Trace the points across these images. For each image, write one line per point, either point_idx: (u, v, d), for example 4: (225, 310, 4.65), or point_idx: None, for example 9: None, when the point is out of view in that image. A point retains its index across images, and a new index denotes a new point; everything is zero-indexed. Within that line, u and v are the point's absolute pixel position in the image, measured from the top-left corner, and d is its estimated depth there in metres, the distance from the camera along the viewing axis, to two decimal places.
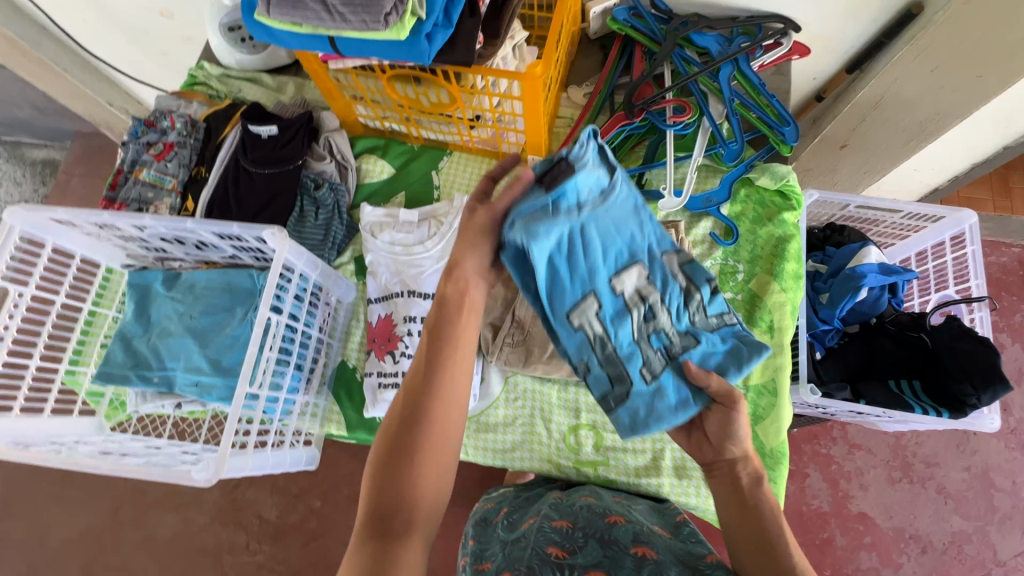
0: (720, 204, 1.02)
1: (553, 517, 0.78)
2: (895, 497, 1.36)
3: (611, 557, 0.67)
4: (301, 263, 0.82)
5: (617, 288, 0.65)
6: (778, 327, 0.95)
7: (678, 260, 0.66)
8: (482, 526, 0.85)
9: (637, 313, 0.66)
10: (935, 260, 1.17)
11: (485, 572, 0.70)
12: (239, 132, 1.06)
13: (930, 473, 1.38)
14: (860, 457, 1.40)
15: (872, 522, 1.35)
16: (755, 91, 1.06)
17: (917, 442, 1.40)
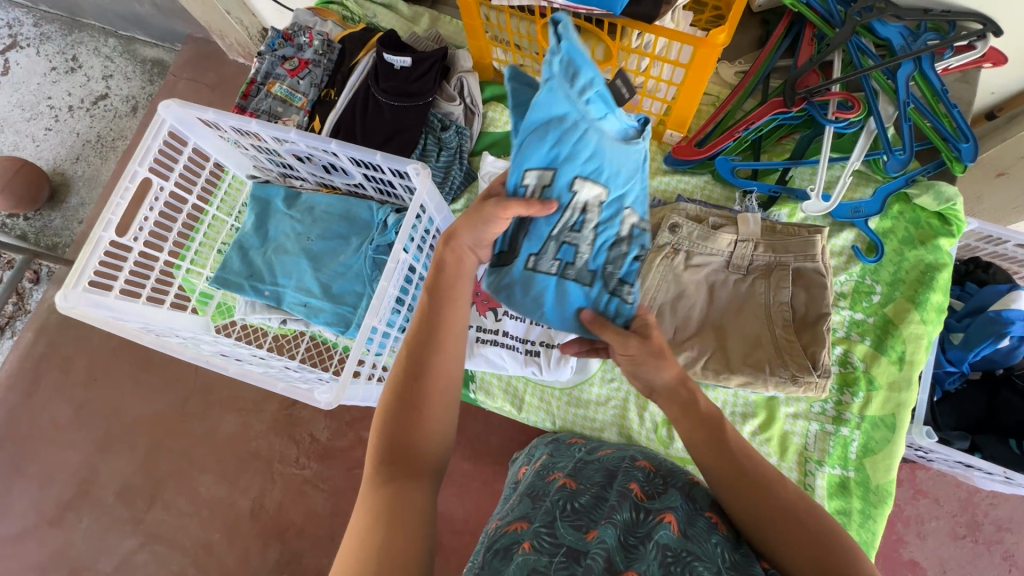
0: (868, 216, 0.93)
1: (636, 457, 0.73)
2: (953, 553, 1.29)
3: (687, 511, 0.60)
4: (432, 206, 0.81)
5: (574, 186, 0.60)
6: (909, 360, 0.87)
7: (633, 219, 0.64)
8: (555, 446, 0.85)
9: (568, 217, 0.62)
10: None
11: (555, 480, 0.71)
12: (374, 58, 1.04)
13: (998, 537, 1.28)
14: (924, 504, 1.32)
15: (921, 572, 1.28)
16: (935, 97, 0.95)
17: (991, 503, 1.30)
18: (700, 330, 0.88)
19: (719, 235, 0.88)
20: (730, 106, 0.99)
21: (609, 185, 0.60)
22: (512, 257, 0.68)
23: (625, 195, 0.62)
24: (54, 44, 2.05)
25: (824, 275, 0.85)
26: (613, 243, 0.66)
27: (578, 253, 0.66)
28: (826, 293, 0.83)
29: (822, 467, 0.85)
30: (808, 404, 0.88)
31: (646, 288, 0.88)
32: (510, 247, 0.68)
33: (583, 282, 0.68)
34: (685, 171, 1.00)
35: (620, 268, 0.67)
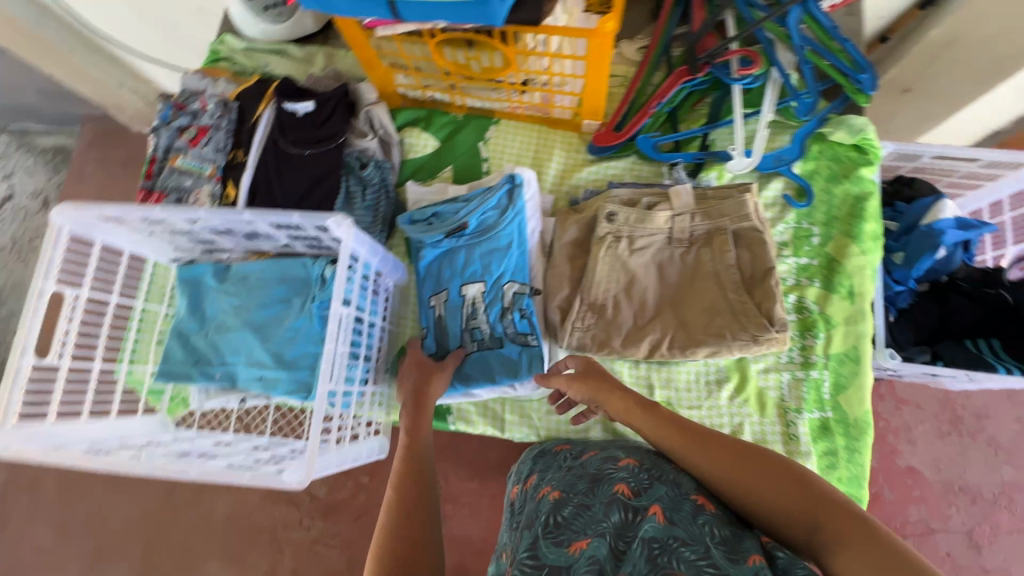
0: (791, 162, 0.96)
1: (620, 454, 0.70)
2: (943, 451, 1.35)
3: (671, 498, 0.58)
4: (365, 251, 0.79)
5: (462, 290, 0.90)
6: (858, 292, 0.90)
7: (513, 288, 0.88)
8: (543, 459, 0.82)
9: (467, 310, 0.89)
10: (1012, 211, 1.10)
11: (541, 498, 0.68)
12: (275, 110, 1.01)
13: (980, 426, 1.35)
14: (908, 412, 1.38)
15: (920, 477, 1.34)
16: (827, 35, 0.98)
17: (967, 396, 1.37)
18: (658, 310, 0.88)
19: (656, 214, 0.89)
20: (639, 84, 1.00)
21: (485, 278, 0.89)
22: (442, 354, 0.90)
23: (501, 275, 0.88)
24: None
25: (762, 230, 0.86)
26: (502, 311, 0.87)
27: (483, 330, 0.88)
28: (767, 248, 0.85)
29: (802, 414, 0.87)
30: (777, 356, 0.90)
31: (597, 282, 0.88)
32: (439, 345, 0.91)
33: (496, 349, 0.88)
34: (611, 156, 1.00)
35: (513, 329, 0.86)
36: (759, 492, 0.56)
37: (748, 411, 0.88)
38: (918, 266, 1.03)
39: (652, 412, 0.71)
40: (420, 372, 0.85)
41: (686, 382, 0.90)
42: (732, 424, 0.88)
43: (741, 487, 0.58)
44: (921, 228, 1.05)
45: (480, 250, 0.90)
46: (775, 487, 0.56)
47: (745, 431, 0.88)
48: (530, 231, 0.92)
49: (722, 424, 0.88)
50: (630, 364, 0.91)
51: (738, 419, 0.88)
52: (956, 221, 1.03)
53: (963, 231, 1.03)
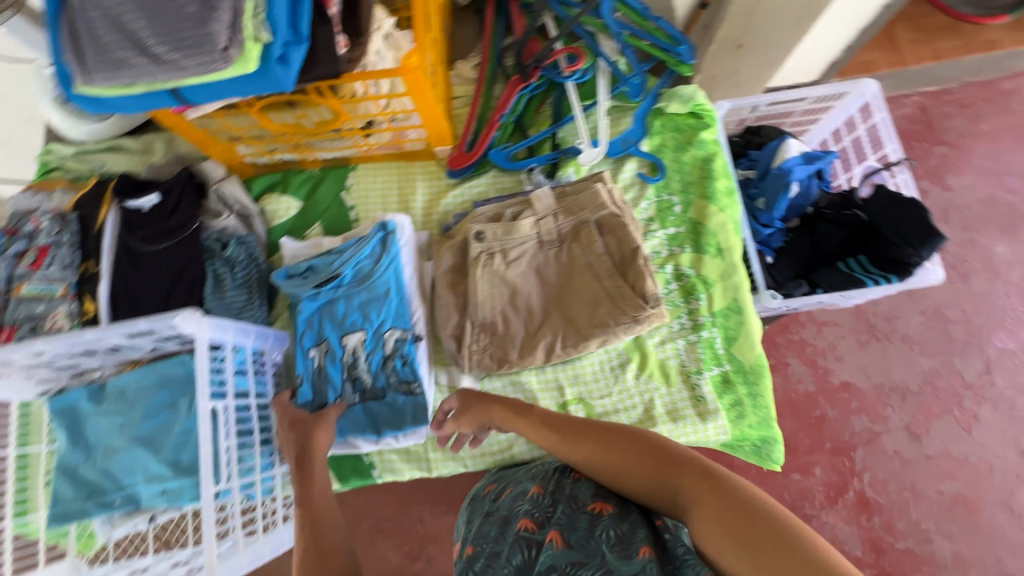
0: (638, 142, 1.00)
1: (528, 486, 0.73)
2: (867, 358, 1.44)
3: (567, 517, 0.61)
4: (231, 335, 0.75)
5: (344, 342, 0.89)
6: (726, 248, 0.95)
7: (394, 335, 0.88)
8: (477, 504, 0.80)
9: (349, 361, 0.89)
10: (850, 135, 1.20)
11: (462, 557, 0.69)
12: (119, 212, 0.96)
13: (892, 326, 1.46)
14: (830, 331, 1.47)
15: (855, 388, 1.42)
16: (641, 17, 1.03)
17: (874, 302, 1.47)
18: (545, 313, 0.90)
19: (520, 223, 0.90)
20: (480, 100, 1.02)
21: (366, 327, 0.89)
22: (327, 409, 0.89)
23: (380, 325, 0.88)
24: None
25: (621, 215, 0.90)
26: (384, 363, 0.88)
27: (367, 382, 0.88)
28: (629, 230, 0.88)
29: (702, 374, 0.91)
30: (668, 326, 0.94)
31: (481, 302, 0.89)
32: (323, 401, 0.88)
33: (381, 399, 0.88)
34: (471, 176, 1.01)
35: (395, 378, 0.87)
36: (632, 475, 0.60)
37: (655, 385, 0.91)
38: (780, 205, 1.10)
39: (531, 418, 0.74)
40: (300, 428, 0.78)
41: (592, 374, 0.92)
42: (643, 402, 0.91)
43: (619, 475, 0.61)
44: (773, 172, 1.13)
45: (360, 301, 0.90)
46: (647, 465, 0.59)
47: (658, 405, 0.91)
48: (408, 275, 0.92)
49: (635, 404, 0.91)
50: (536, 371, 0.93)
51: (649, 395, 0.91)
52: (801, 158, 1.12)
53: (809, 166, 1.12)
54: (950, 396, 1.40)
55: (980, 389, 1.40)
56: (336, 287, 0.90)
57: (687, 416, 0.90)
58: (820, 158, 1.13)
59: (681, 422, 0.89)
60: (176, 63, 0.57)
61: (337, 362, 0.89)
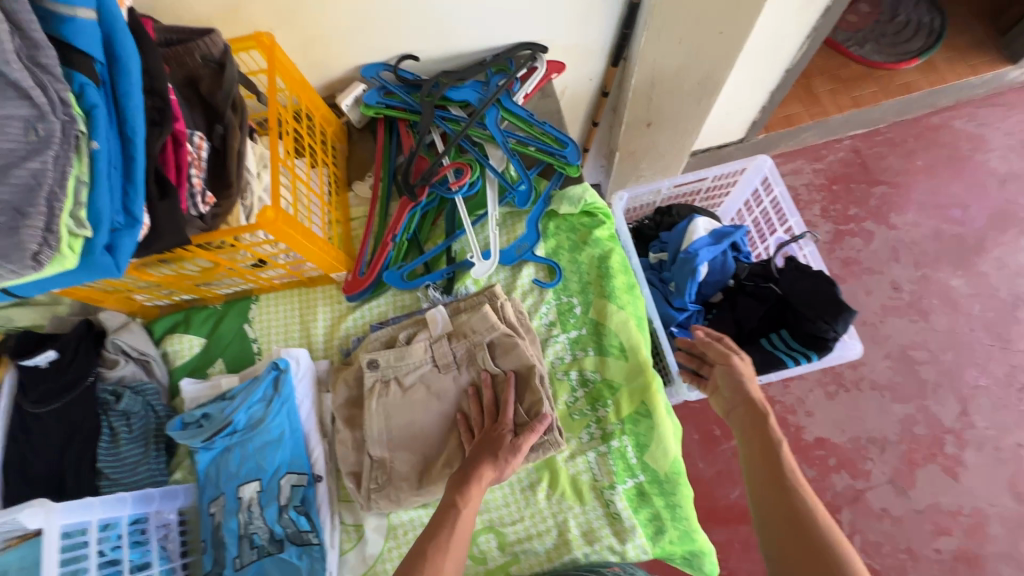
0: (533, 247, 1.00)
1: None
2: (839, 410, 1.36)
3: None
4: (97, 513, 0.73)
5: (239, 492, 0.88)
6: (628, 347, 0.93)
7: (291, 481, 0.87)
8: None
9: (244, 515, 0.86)
10: (759, 207, 1.20)
11: None
12: (14, 373, 0.95)
13: (858, 373, 1.39)
14: (796, 386, 1.39)
15: (831, 444, 1.34)
16: (527, 123, 1.04)
17: None
18: (444, 439, 0.87)
19: (412, 347, 0.89)
20: (375, 222, 1.04)
21: (261, 475, 0.88)
22: (220, 568, 0.85)
23: (277, 470, 0.88)
24: None
25: (512, 333, 0.88)
26: (280, 513, 0.86)
27: (263, 535, 0.85)
28: (520, 348, 0.87)
29: (616, 489, 0.86)
30: (576, 438, 0.90)
31: (377, 435, 0.86)
32: (216, 562, 0.85)
33: (277, 554, 0.84)
34: (370, 297, 1.01)
35: (292, 529, 0.85)
36: (786, 533, 0.66)
37: (567, 504, 0.86)
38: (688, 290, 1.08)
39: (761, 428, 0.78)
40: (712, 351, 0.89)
41: (502, 498, 0.87)
42: (557, 525, 0.86)
43: (773, 521, 0.68)
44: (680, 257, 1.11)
45: (254, 448, 0.89)
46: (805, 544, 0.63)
47: (572, 526, 0.85)
48: (304, 416, 0.92)
49: (549, 527, 0.86)
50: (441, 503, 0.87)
51: (562, 516, 0.86)
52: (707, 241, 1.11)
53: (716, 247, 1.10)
54: (932, 443, 1.32)
55: (961, 431, 1.32)
56: (230, 434, 0.90)
57: (604, 536, 0.84)
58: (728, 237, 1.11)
59: (598, 543, 0.83)
60: None
61: (232, 515, 0.86)
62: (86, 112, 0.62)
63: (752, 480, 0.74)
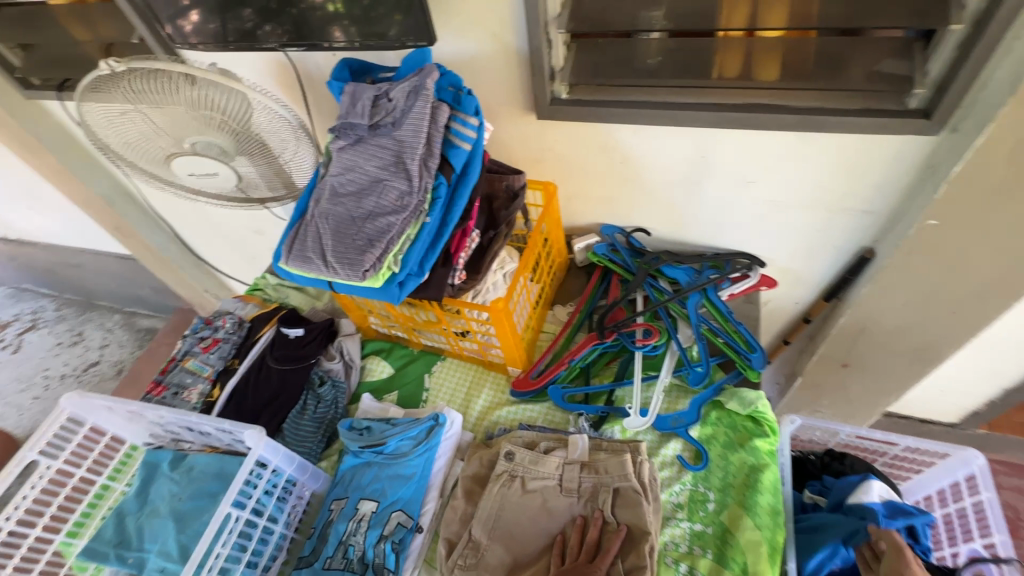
0: (689, 425, 1.04)
1: None
2: None
3: None
4: (276, 459, 0.92)
5: (358, 503, 1.00)
6: (752, 573, 0.86)
7: (398, 517, 0.97)
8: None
9: (352, 525, 0.98)
10: (956, 504, 1.04)
11: None
12: (273, 332, 1.28)
13: None
14: None
15: None
16: (724, 318, 1.13)
17: None
18: (539, 555, 0.91)
19: (547, 458, 0.97)
20: (560, 342, 1.20)
21: (380, 499, 1.00)
22: (314, 559, 0.96)
23: (393, 502, 0.99)
24: (67, 323, 2.64)
25: (641, 492, 0.90)
26: (378, 540, 0.95)
27: (356, 551, 0.95)
28: (642, 509, 0.88)
29: None
30: None
31: (484, 519, 0.94)
32: (313, 551, 0.98)
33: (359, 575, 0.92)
34: (529, 399, 1.14)
35: (379, 560, 0.93)
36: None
37: None
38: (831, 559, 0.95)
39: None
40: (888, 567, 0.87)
41: None
42: None
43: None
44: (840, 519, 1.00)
45: (386, 473, 1.03)
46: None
47: None
48: (435, 468, 1.04)
49: None
50: None
51: None
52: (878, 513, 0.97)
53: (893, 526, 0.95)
54: None
55: None
56: (377, 451, 1.06)
57: None
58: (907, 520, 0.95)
59: None
60: (336, 268, 0.86)
61: (344, 520, 0.99)
62: (433, 198, 0.91)
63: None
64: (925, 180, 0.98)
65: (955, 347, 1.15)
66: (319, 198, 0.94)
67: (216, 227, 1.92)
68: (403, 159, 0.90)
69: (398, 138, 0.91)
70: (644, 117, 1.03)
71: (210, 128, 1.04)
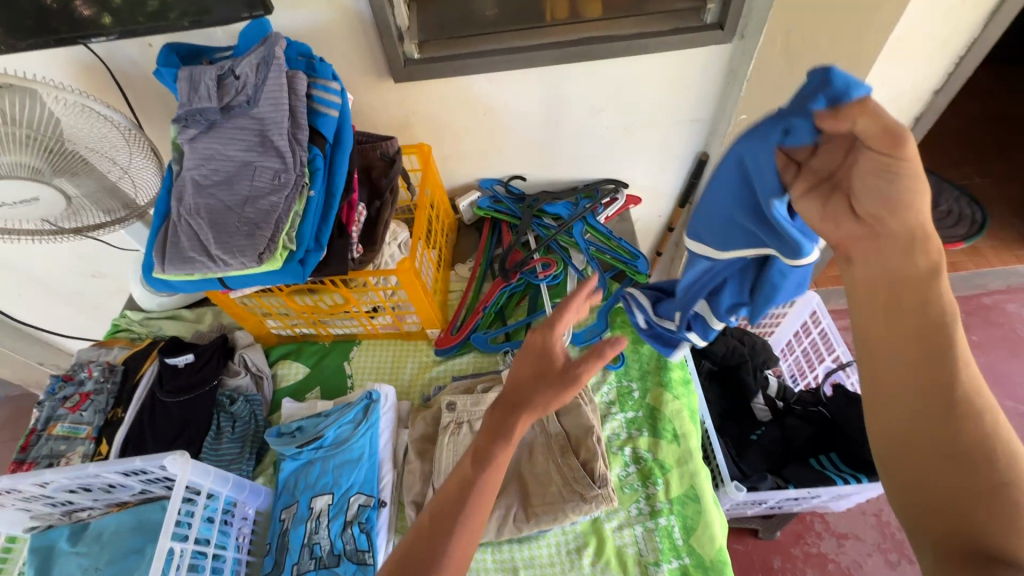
0: (602, 333, 1.15)
1: None
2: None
3: None
4: (209, 481, 0.84)
5: (310, 502, 0.96)
6: (681, 433, 1.01)
7: (359, 499, 0.96)
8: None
9: (311, 524, 0.94)
10: (808, 338, 1.33)
11: None
12: (156, 367, 1.14)
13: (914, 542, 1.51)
14: (851, 547, 1.53)
15: None
16: (606, 237, 1.27)
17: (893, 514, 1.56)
18: (505, 483, 0.94)
19: (488, 396, 1.02)
20: (470, 296, 1.24)
21: (334, 490, 0.97)
22: (280, 571, 0.91)
23: (349, 488, 0.97)
24: None
25: (578, 397, 0.99)
26: (345, 528, 0.93)
27: (324, 547, 0.92)
28: (582, 410, 0.97)
29: (660, 566, 0.89)
30: (625, 509, 0.95)
31: (444, 470, 0.96)
32: (276, 565, 0.92)
33: (334, 567, 0.90)
34: (455, 354, 1.17)
35: (352, 545, 0.91)
36: (874, 423, 0.55)
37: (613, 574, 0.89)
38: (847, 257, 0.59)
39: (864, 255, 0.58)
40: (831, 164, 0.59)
41: (548, 556, 0.91)
42: None
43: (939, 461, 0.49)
44: (722, 201, 0.74)
45: (332, 465, 1.00)
46: (966, 503, 0.47)
47: None
48: (382, 443, 1.03)
49: None
50: (492, 550, 0.92)
51: None
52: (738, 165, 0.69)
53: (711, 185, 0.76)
54: None
55: None
56: (316, 447, 1.02)
57: None
58: (773, 147, 0.63)
59: None
60: (224, 260, 0.80)
61: (301, 523, 0.94)
62: (312, 171, 0.88)
63: (868, 336, 0.57)
64: (731, 84, 1.18)
65: None
66: (180, 195, 0.86)
67: (36, 283, 1.61)
68: (268, 136, 0.86)
69: (257, 115, 0.86)
70: (496, 64, 1.09)
71: (13, 145, 0.88)
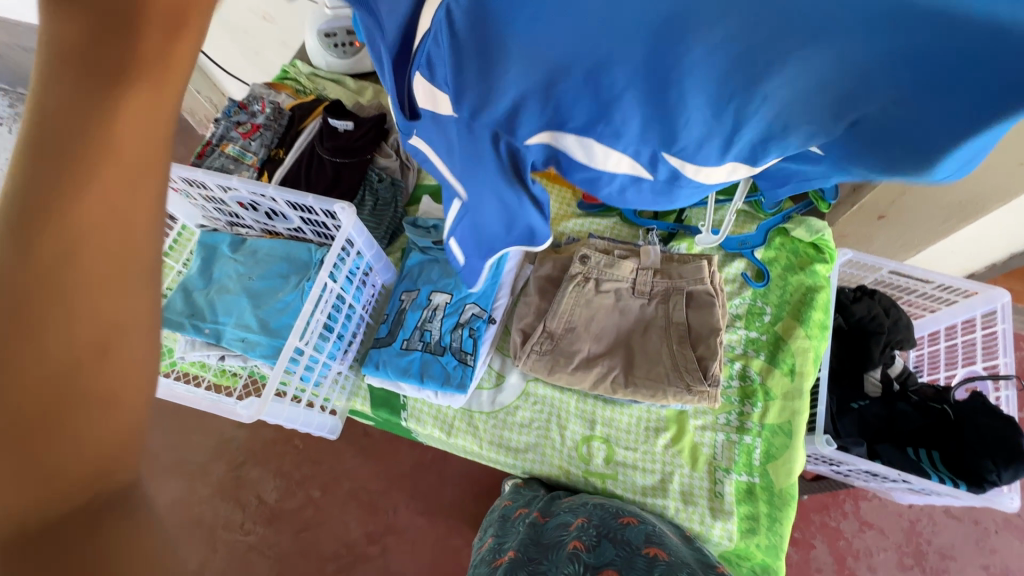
0: (754, 248, 1.08)
1: (572, 519, 0.79)
2: None
3: (623, 558, 0.66)
4: (361, 241, 0.90)
5: (430, 295, 1.01)
6: (799, 371, 0.95)
7: (473, 309, 0.99)
8: (505, 522, 0.87)
9: (427, 313, 1.01)
10: (964, 336, 1.18)
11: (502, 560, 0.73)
12: (319, 123, 1.17)
13: (944, 565, 1.30)
14: (870, 536, 1.34)
15: None
16: None
17: (932, 531, 1.33)
18: (611, 347, 0.96)
19: (623, 263, 1.00)
20: None
21: (454, 292, 1.01)
22: (391, 339, 1.00)
23: (467, 294, 1.00)
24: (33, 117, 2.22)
25: (713, 294, 0.95)
26: (455, 326, 0.99)
27: (433, 336, 0.99)
28: (714, 310, 0.93)
29: (729, 474, 0.91)
30: (714, 415, 0.95)
31: (560, 312, 0.97)
32: (389, 334, 1.01)
33: (436, 354, 0.97)
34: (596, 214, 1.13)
35: (459, 344, 0.97)
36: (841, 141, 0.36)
37: (679, 461, 0.92)
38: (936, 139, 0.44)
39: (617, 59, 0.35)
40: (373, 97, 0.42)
41: (627, 424, 0.95)
42: (663, 472, 0.92)
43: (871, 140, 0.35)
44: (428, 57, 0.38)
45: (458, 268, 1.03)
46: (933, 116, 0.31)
47: (674, 481, 0.92)
48: (508, 268, 1.03)
49: (655, 470, 0.93)
50: (578, 398, 0.98)
51: (670, 467, 0.92)
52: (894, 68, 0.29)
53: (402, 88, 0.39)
54: None
55: None
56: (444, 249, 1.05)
57: (698, 504, 0.90)
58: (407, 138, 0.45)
59: (691, 506, 0.89)
60: None
61: (418, 308, 1.01)
62: None
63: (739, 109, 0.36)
64: None
65: (1001, 202, 1.10)
66: None
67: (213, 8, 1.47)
68: None
69: None
70: None
71: None
